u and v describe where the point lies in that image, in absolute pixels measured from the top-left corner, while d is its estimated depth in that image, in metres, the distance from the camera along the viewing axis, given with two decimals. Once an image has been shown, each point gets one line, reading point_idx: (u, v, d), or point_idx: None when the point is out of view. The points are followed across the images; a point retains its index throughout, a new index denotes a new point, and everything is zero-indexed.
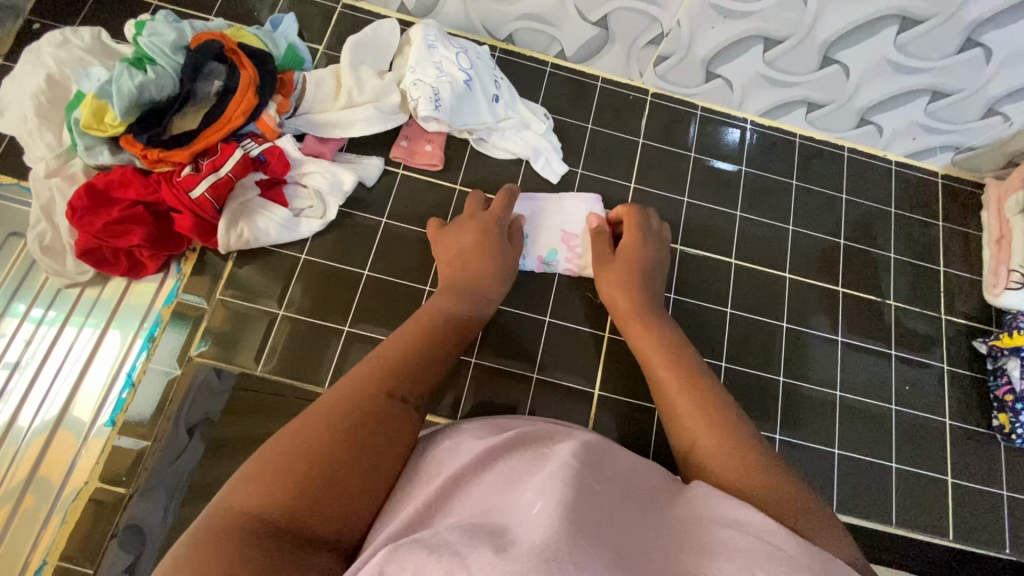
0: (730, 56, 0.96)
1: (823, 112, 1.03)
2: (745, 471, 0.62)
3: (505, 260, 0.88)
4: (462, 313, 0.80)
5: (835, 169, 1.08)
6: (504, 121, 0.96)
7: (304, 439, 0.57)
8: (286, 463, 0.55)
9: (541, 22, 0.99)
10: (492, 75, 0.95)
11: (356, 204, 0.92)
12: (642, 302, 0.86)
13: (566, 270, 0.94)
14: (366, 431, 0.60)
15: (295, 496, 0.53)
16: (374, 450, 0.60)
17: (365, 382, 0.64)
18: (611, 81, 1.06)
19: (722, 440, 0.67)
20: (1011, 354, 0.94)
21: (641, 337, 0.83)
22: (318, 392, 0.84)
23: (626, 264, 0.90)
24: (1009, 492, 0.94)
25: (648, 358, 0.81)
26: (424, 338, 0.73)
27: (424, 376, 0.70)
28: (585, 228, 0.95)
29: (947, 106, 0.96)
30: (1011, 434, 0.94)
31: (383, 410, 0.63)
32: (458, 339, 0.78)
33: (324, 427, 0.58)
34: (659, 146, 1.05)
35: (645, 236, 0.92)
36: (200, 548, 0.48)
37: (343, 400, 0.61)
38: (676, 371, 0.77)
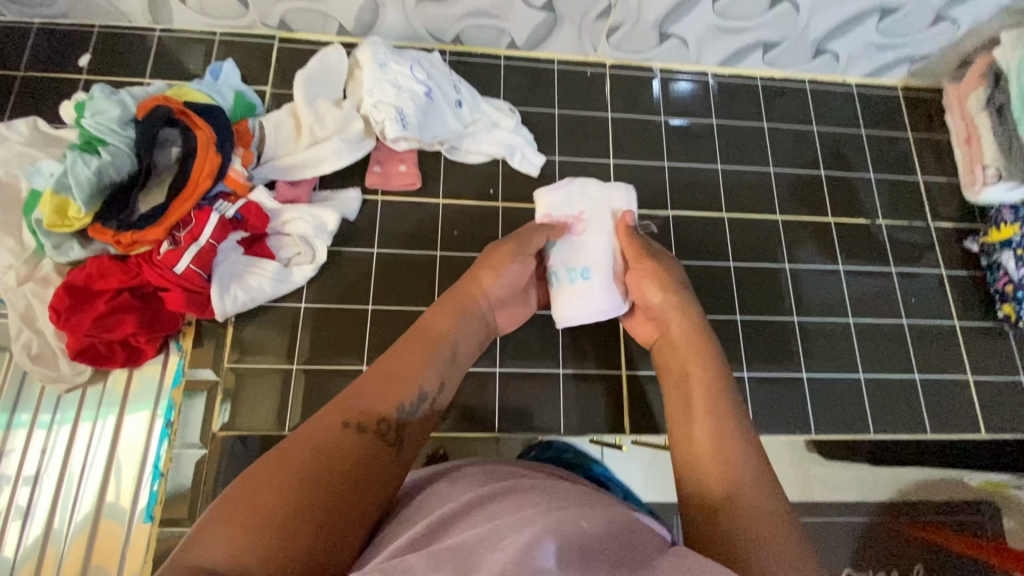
0: (681, 13, 0.95)
1: (778, 51, 1.03)
2: (784, 545, 0.51)
3: (497, 258, 0.78)
4: (450, 332, 0.70)
5: (800, 103, 1.09)
6: (472, 124, 0.94)
7: (268, 471, 0.50)
8: (264, 491, 0.48)
9: (486, 17, 0.96)
10: (449, 81, 0.93)
11: (344, 240, 0.90)
12: (689, 322, 0.74)
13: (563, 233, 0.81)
14: (336, 504, 0.50)
15: (256, 535, 0.46)
16: (344, 503, 0.51)
17: (322, 427, 0.55)
18: (567, 61, 1.05)
19: (759, 494, 0.55)
20: (1004, 248, 0.97)
21: (683, 363, 0.71)
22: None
23: (663, 285, 0.77)
24: None
25: (686, 380, 0.69)
26: (403, 360, 0.64)
27: (404, 401, 0.61)
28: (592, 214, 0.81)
29: (898, 20, 0.97)
30: (1017, 321, 0.97)
31: (351, 460, 0.54)
32: (445, 355, 0.67)
33: (282, 467, 0.50)
34: (628, 116, 1.05)
35: (670, 263, 0.80)
36: None
37: (317, 431, 0.54)
38: (712, 399, 0.65)
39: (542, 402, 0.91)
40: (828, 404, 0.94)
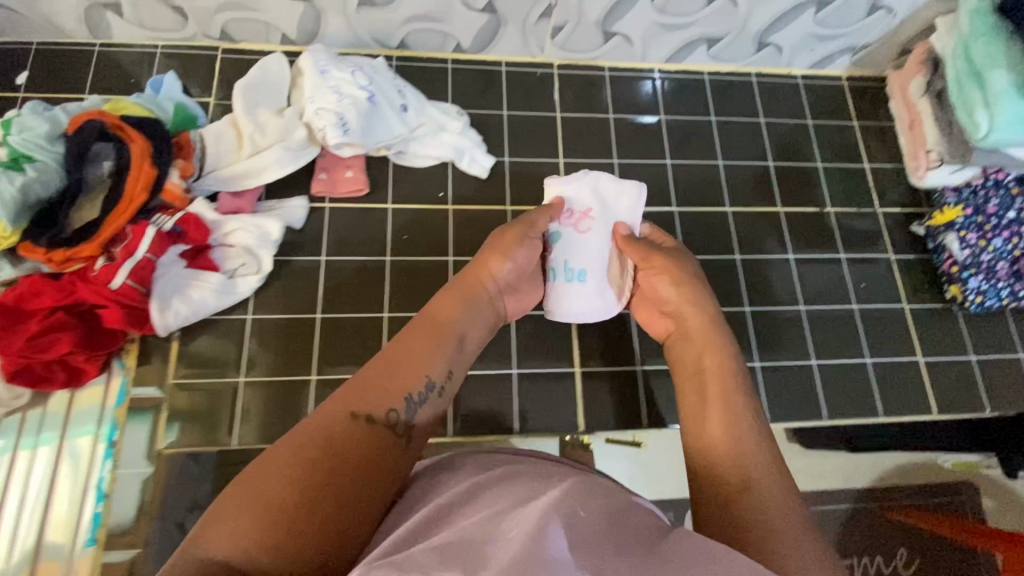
0: (622, 11, 0.96)
1: (722, 45, 1.05)
2: (794, 533, 0.54)
3: (499, 248, 0.79)
4: (456, 320, 0.71)
5: (746, 96, 1.11)
6: (419, 128, 0.94)
7: (275, 464, 0.51)
8: (272, 484, 0.50)
9: (429, 21, 0.96)
10: (394, 85, 0.93)
11: (292, 249, 0.89)
12: (701, 318, 0.77)
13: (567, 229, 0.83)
14: (344, 494, 0.51)
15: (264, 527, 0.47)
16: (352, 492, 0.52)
17: (333, 419, 0.56)
18: (514, 63, 1.05)
19: (769, 485, 0.58)
20: (947, 230, 0.98)
21: (696, 357, 0.73)
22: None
23: (677, 284, 0.79)
24: (977, 356, 0.99)
25: (702, 373, 0.71)
26: (408, 351, 0.65)
27: (412, 391, 0.62)
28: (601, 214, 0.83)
29: (834, 11, 0.99)
30: (964, 302, 0.98)
31: (359, 449, 0.55)
32: (450, 344, 0.68)
33: (290, 459, 0.52)
34: (577, 115, 1.05)
35: (683, 261, 0.81)
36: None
37: (325, 422, 0.55)
38: (726, 393, 0.67)
39: (500, 403, 0.90)
40: (784, 392, 0.94)
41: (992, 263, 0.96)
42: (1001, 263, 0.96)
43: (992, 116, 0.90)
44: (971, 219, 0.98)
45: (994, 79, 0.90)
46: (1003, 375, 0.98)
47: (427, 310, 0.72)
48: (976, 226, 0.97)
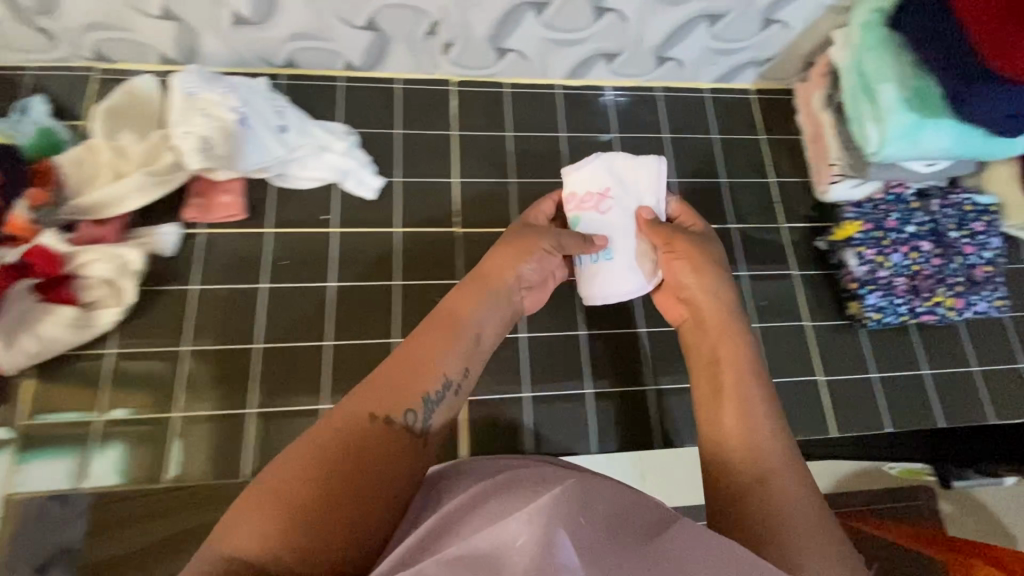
0: (510, 27, 0.93)
1: (622, 60, 1.02)
2: (811, 527, 0.51)
3: (514, 243, 0.74)
4: (475, 314, 0.66)
5: (651, 112, 1.09)
6: (298, 149, 0.90)
7: (285, 467, 0.49)
8: (288, 487, 0.47)
9: (312, 39, 0.93)
10: (272, 106, 0.90)
11: (163, 277, 0.86)
12: (718, 304, 0.71)
13: (588, 208, 0.80)
14: (368, 497, 0.49)
15: (286, 530, 0.45)
16: (371, 493, 0.49)
17: (350, 420, 0.53)
18: (410, 80, 1.02)
19: (787, 478, 0.55)
20: (845, 246, 0.97)
21: (707, 347, 0.68)
22: (166, 484, 0.78)
23: (698, 269, 0.73)
24: (878, 373, 0.98)
25: (715, 363, 0.66)
26: (426, 346, 0.61)
27: (425, 393, 0.58)
28: (621, 191, 0.80)
29: (729, 24, 0.96)
30: (865, 319, 0.95)
31: (376, 453, 0.52)
32: (474, 338, 0.65)
33: (305, 461, 0.49)
34: (475, 133, 1.02)
35: (704, 241, 0.76)
36: None
37: (344, 421, 0.53)
38: (742, 386, 0.63)
39: None
40: (679, 414, 0.94)
41: (890, 280, 0.94)
42: (899, 279, 0.94)
43: (883, 130, 0.88)
44: (868, 235, 0.96)
45: (882, 94, 0.88)
46: (902, 393, 0.98)
47: (447, 303, 0.67)
48: (873, 242, 0.96)
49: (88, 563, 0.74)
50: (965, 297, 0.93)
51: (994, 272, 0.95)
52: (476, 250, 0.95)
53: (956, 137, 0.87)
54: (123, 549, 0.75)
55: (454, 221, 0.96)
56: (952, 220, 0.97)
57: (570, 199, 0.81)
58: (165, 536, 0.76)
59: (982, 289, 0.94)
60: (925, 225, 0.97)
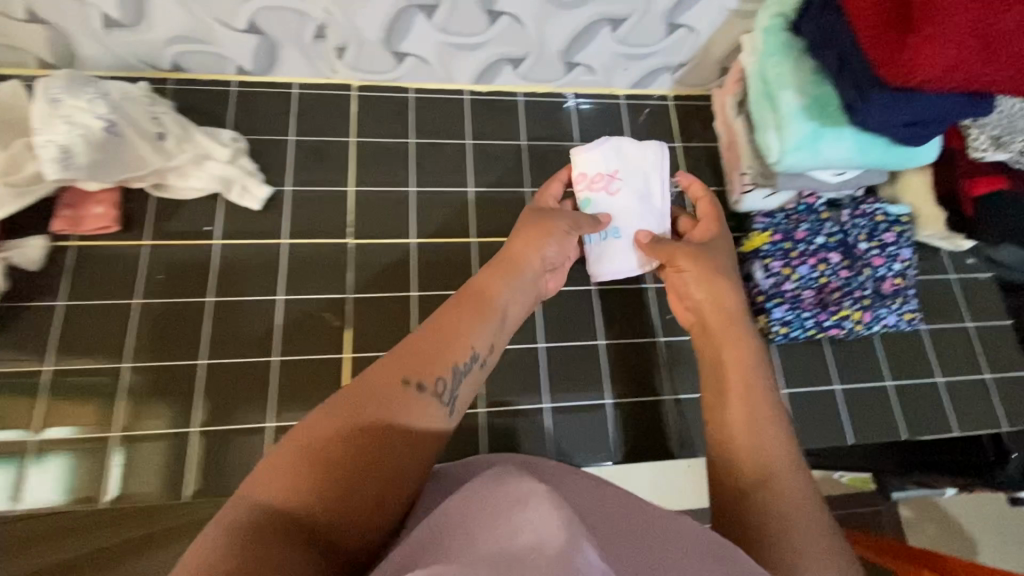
0: (402, 31, 0.89)
1: (528, 65, 0.99)
2: (802, 527, 0.52)
3: (536, 230, 0.75)
4: (501, 294, 0.67)
5: (562, 120, 1.05)
6: (176, 155, 0.86)
7: (319, 425, 0.48)
8: (325, 443, 0.47)
9: (194, 42, 0.89)
10: (149, 112, 0.85)
11: (29, 293, 0.83)
12: (731, 306, 0.71)
13: (597, 192, 0.86)
14: (394, 466, 0.49)
15: (320, 492, 0.46)
16: (399, 463, 0.50)
17: (386, 385, 0.53)
18: (308, 85, 0.98)
19: (787, 477, 0.56)
20: (753, 258, 0.94)
21: (718, 346, 0.69)
22: (37, 510, 0.76)
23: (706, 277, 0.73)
24: (788, 388, 0.96)
25: (720, 367, 0.67)
26: (456, 320, 0.61)
27: (454, 366, 0.58)
28: (626, 177, 0.86)
29: (633, 29, 0.93)
30: (770, 333, 0.92)
31: (405, 421, 0.52)
32: (499, 314, 0.66)
33: (337, 421, 0.49)
34: (376, 140, 0.99)
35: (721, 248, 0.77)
36: (220, 536, 0.42)
37: (378, 384, 0.52)
38: (748, 387, 0.64)
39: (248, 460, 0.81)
40: (574, 435, 0.89)
41: (796, 292, 0.92)
42: (806, 292, 0.92)
43: (783, 138, 0.85)
44: (776, 246, 0.93)
45: (782, 100, 0.84)
46: (811, 409, 0.95)
47: (477, 280, 0.68)
48: (781, 253, 0.93)
49: None
50: (873, 310, 0.91)
51: (903, 284, 0.93)
52: (367, 263, 0.92)
53: (857, 147, 0.84)
54: None
55: (346, 232, 0.93)
56: (862, 230, 0.94)
57: (584, 182, 0.86)
58: (59, 561, 0.74)
59: (890, 302, 0.92)
60: (834, 235, 0.94)
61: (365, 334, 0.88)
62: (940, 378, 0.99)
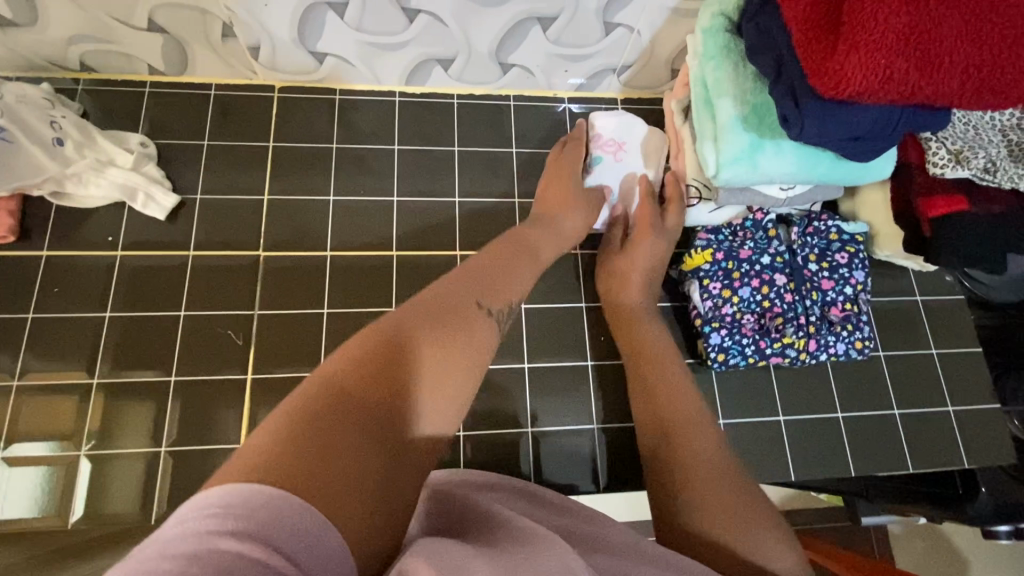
0: (316, 30, 0.84)
1: (459, 66, 0.93)
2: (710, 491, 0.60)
3: (562, 193, 0.88)
4: (542, 250, 0.77)
5: (500, 124, 0.99)
6: (74, 164, 0.82)
7: (388, 330, 0.53)
8: (390, 345, 0.52)
9: (97, 41, 0.84)
10: (47, 115, 0.81)
11: None
12: (635, 303, 0.85)
13: (605, 151, 0.96)
14: (453, 371, 0.54)
15: (382, 389, 0.49)
16: (457, 370, 0.54)
17: (457, 296, 0.60)
18: (226, 86, 0.93)
19: (703, 441, 0.65)
20: (692, 277, 0.87)
21: (630, 339, 0.83)
22: None
23: (626, 276, 0.87)
24: (726, 418, 0.88)
25: (637, 352, 0.80)
26: (497, 261, 0.69)
27: (510, 299, 0.65)
28: (634, 146, 0.96)
29: (565, 29, 0.86)
30: (708, 360, 0.85)
31: (471, 328, 0.57)
32: (536, 263, 0.74)
33: (405, 327, 0.54)
34: (296, 145, 0.94)
35: (661, 237, 0.88)
36: (302, 420, 0.43)
37: (437, 301, 0.58)
38: (665, 366, 0.76)
39: (140, 484, 0.78)
40: (489, 466, 0.84)
41: (736, 316, 0.84)
42: (747, 317, 0.84)
43: (719, 151, 0.78)
44: (718, 265, 0.86)
45: (719, 109, 0.77)
46: (754, 442, 0.88)
47: (517, 229, 0.78)
48: (722, 274, 0.85)
49: None
50: (818, 338, 0.85)
51: (854, 310, 0.86)
52: (277, 276, 0.87)
53: (800, 162, 0.77)
54: None
55: (256, 243, 0.88)
56: (813, 250, 0.87)
57: (597, 140, 0.96)
58: None
59: (837, 330, 0.85)
60: (781, 255, 0.86)
61: (271, 352, 0.84)
62: (896, 410, 0.91)
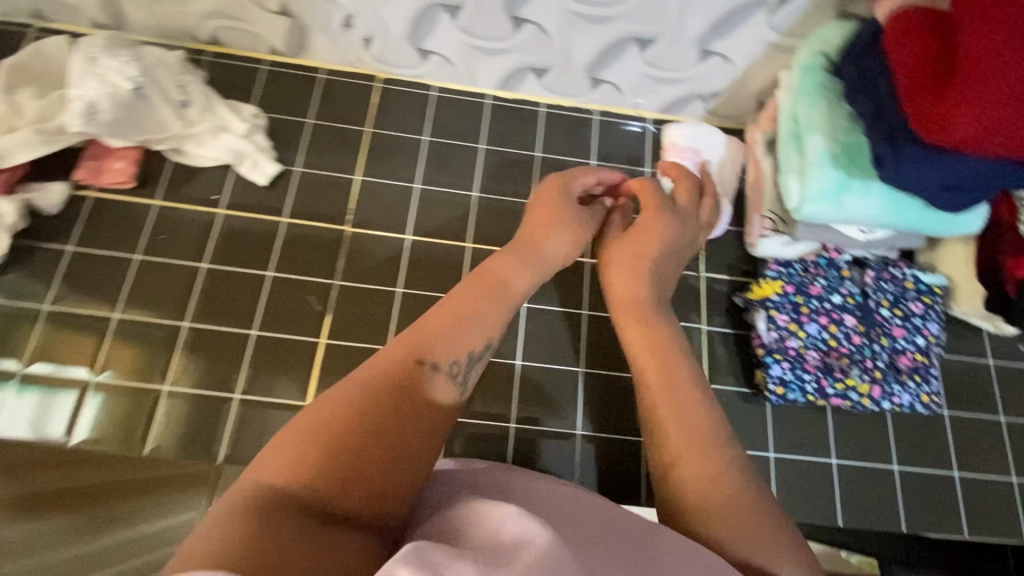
0: (428, 29, 0.90)
1: (552, 76, 0.97)
2: (724, 501, 0.56)
3: (551, 209, 0.76)
4: (515, 281, 0.69)
5: (583, 136, 1.01)
6: (196, 126, 0.90)
7: (332, 408, 0.52)
8: (333, 424, 0.50)
9: (231, 19, 0.93)
10: (177, 80, 0.90)
11: (41, 236, 0.87)
12: (644, 295, 0.75)
13: (680, 158, 0.97)
14: (396, 436, 0.52)
15: (328, 468, 0.48)
16: (405, 434, 0.52)
17: (403, 360, 0.57)
18: (335, 71, 1.00)
19: (706, 455, 0.60)
20: (759, 306, 0.87)
21: (634, 333, 0.72)
22: (16, 438, 0.79)
23: (635, 267, 0.76)
24: (776, 452, 0.87)
25: (636, 353, 0.71)
26: (464, 304, 0.65)
27: (471, 351, 0.63)
28: (707, 155, 0.97)
29: (662, 51, 0.90)
30: (766, 391, 0.85)
31: (417, 395, 0.55)
32: (496, 302, 0.66)
33: (347, 402, 0.52)
34: (390, 133, 0.99)
35: (675, 224, 0.78)
36: (241, 523, 0.43)
37: (378, 366, 0.56)
38: (669, 377, 0.67)
39: (208, 427, 0.82)
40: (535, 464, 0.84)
41: (801, 351, 0.84)
42: (812, 353, 0.84)
43: (804, 185, 0.78)
44: (787, 298, 0.86)
45: (809, 144, 0.78)
46: (802, 480, 0.86)
47: (482, 266, 0.70)
48: (790, 306, 0.85)
49: None
50: (884, 385, 0.83)
51: (924, 362, 0.84)
52: (357, 252, 0.92)
53: (887, 205, 0.77)
54: None
55: (343, 218, 0.94)
56: (886, 296, 0.86)
57: (671, 147, 0.98)
58: (24, 492, 0.77)
59: (904, 380, 0.84)
60: (853, 295, 0.86)
61: (343, 322, 0.88)
62: (956, 471, 0.88)
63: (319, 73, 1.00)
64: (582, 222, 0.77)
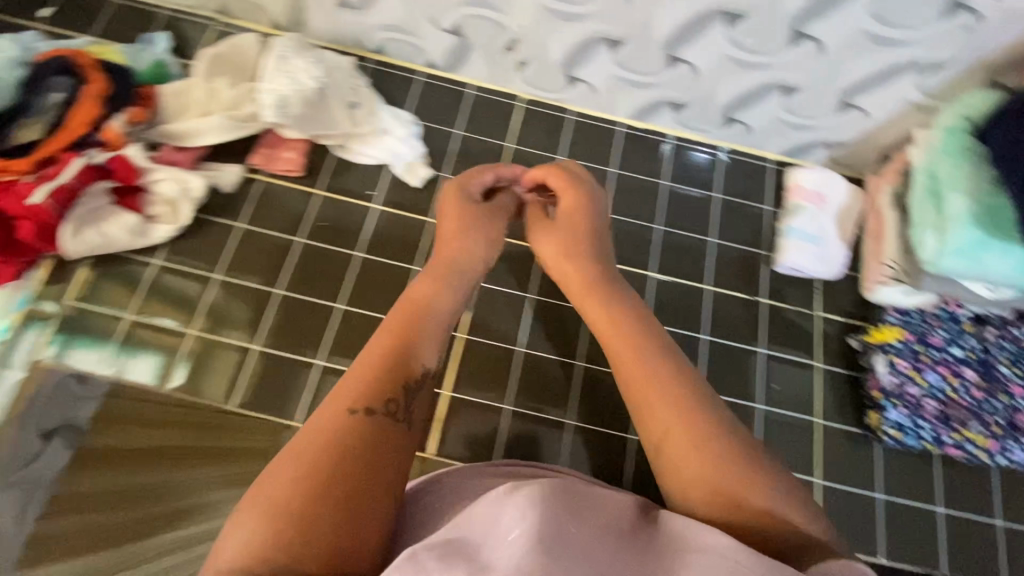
0: (583, 59, 0.98)
1: (689, 111, 1.02)
2: (708, 470, 0.55)
3: (458, 225, 0.78)
4: (439, 304, 0.70)
5: (709, 169, 1.06)
6: (362, 127, 0.99)
7: (282, 475, 0.51)
8: (276, 493, 0.50)
9: (402, 32, 1.02)
10: (351, 84, 1.00)
11: (212, 210, 0.95)
12: (589, 278, 0.74)
13: (809, 201, 1.00)
14: (343, 478, 0.51)
15: (282, 534, 0.47)
16: (350, 470, 0.52)
17: (336, 400, 0.57)
18: (485, 89, 1.08)
19: (674, 422, 0.58)
20: (877, 350, 0.91)
21: (591, 314, 0.72)
22: (177, 394, 0.85)
23: (575, 250, 0.77)
24: (885, 494, 0.87)
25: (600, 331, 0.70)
26: (394, 332, 0.64)
27: (411, 379, 0.62)
28: (835, 201, 1.01)
29: (802, 100, 0.95)
30: (881, 434, 0.88)
31: (363, 438, 0.54)
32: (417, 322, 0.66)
33: (291, 466, 0.51)
34: (529, 148, 1.05)
35: (594, 208, 0.79)
36: None
37: (315, 421, 0.55)
38: (634, 348, 0.65)
39: None
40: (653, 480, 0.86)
41: (919, 399, 0.87)
42: (929, 402, 0.87)
43: (941, 241, 0.83)
44: (908, 346, 0.89)
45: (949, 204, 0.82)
46: (911, 526, 0.86)
47: (407, 290, 0.71)
48: (911, 354, 0.89)
49: (90, 447, 0.82)
50: (1000, 442, 0.85)
51: None
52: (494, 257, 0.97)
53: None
54: (125, 446, 0.82)
55: None
56: (1006, 355, 0.89)
57: (802, 189, 1.00)
58: (179, 445, 0.82)
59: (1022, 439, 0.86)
60: (975, 351, 0.89)
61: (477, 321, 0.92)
62: None
63: (468, 88, 1.08)
64: (495, 231, 0.79)
